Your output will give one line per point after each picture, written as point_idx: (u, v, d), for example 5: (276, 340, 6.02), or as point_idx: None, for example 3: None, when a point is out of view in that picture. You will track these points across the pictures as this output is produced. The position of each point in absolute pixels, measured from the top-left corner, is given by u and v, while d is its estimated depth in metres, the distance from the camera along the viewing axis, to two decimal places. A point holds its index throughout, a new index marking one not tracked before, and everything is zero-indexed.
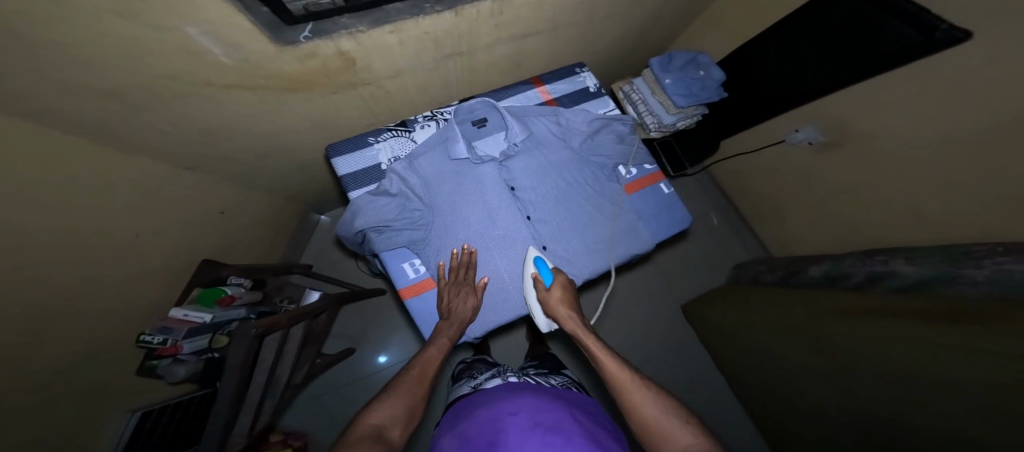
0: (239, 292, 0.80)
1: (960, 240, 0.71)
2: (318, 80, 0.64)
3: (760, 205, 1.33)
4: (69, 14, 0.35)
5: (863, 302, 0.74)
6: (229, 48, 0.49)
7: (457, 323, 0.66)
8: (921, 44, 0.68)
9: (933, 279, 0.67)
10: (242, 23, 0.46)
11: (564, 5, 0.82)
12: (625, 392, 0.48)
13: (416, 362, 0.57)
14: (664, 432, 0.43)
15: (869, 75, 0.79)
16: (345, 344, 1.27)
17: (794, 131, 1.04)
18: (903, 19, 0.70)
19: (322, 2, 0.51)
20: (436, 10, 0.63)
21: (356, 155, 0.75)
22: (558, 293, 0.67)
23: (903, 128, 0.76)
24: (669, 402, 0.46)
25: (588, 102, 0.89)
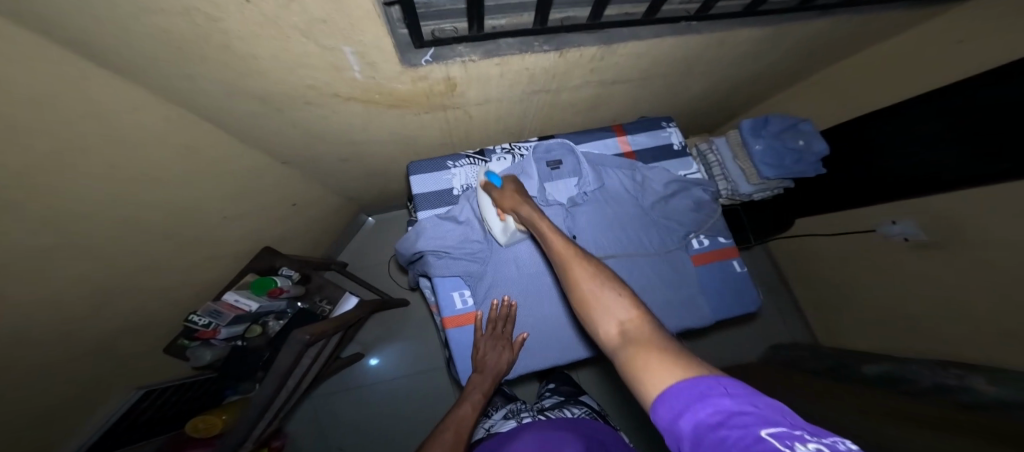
0: (287, 285, 0.81)
1: None
2: (417, 100, 0.65)
3: (822, 289, 1.25)
4: (258, 31, 0.36)
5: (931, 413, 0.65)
6: (366, 66, 0.49)
7: (490, 377, 0.65)
8: None
9: None
10: (387, 46, 0.46)
11: (662, 60, 0.79)
12: (566, 268, 0.46)
13: (452, 424, 0.59)
14: (601, 308, 0.40)
15: (1005, 179, 0.67)
16: (358, 349, 1.24)
17: (885, 222, 0.94)
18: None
19: (446, 29, 0.52)
20: (544, 49, 0.63)
21: (431, 176, 0.74)
22: (510, 191, 0.62)
23: None
24: (611, 280, 0.42)
25: (669, 161, 0.82)
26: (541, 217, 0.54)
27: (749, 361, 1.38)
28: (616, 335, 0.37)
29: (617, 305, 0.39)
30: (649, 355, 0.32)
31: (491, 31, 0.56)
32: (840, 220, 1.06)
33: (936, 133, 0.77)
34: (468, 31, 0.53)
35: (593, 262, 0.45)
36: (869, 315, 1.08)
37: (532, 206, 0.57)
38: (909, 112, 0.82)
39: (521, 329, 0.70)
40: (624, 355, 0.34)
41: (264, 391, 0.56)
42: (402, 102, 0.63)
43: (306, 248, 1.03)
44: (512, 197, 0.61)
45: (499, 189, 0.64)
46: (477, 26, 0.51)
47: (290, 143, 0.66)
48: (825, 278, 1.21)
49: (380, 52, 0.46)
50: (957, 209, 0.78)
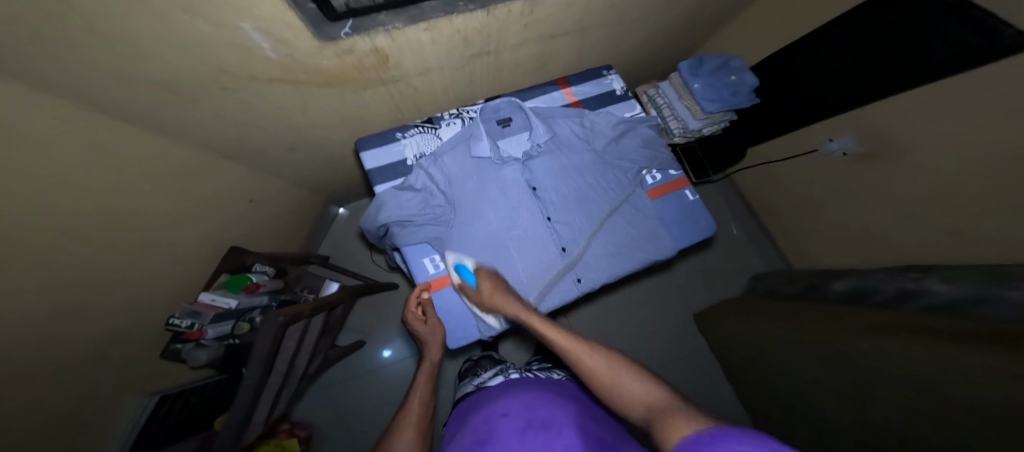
0: (263, 279, 0.85)
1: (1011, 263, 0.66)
2: (350, 75, 0.65)
3: (783, 217, 1.31)
4: (146, 12, 0.37)
5: (904, 320, 0.68)
6: (277, 43, 0.50)
7: (435, 346, 0.61)
8: (980, 49, 0.60)
9: (966, 299, 0.67)
10: (291, 19, 0.46)
11: (593, 7, 0.80)
12: (570, 357, 0.45)
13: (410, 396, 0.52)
14: (614, 385, 0.38)
15: (913, 85, 0.74)
16: (356, 336, 1.29)
17: (826, 140, 0.99)
18: (943, 35, 0.66)
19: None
20: (469, 9, 0.62)
21: (384, 149, 0.74)
22: (489, 286, 0.59)
23: (961, 146, 0.69)
24: (615, 357, 0.42)
25: (613, 105, 0.84)
26: (526, 310, 0.55)
27: (727, 294, 1.46)
28: (640, 414, 0.35)
29: (630, 379, 0.38)
30: (669, 416, 0.30)
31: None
32: (790, 143, 1.11)
33: (865, 50, 0.81)
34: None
35: (597, 346, 0.45)
36: (823, 232, 1.15)
37: (518, 300, 0.57)
38: (846, 28, 0.84)
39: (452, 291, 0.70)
40: (651, 426, 0.32)
41: (251, 374, 0.57)
42: (335, 78, 0.64)
43: (280, 242, 1.05)
44: (491, 294, 0.59)
45: (475, 289, 0.62)
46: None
47: (227, 130, 0.67)
48: (785, 205, 1.27)
49: (287, 27, 0.47)
50: (884, 116, 0.83)
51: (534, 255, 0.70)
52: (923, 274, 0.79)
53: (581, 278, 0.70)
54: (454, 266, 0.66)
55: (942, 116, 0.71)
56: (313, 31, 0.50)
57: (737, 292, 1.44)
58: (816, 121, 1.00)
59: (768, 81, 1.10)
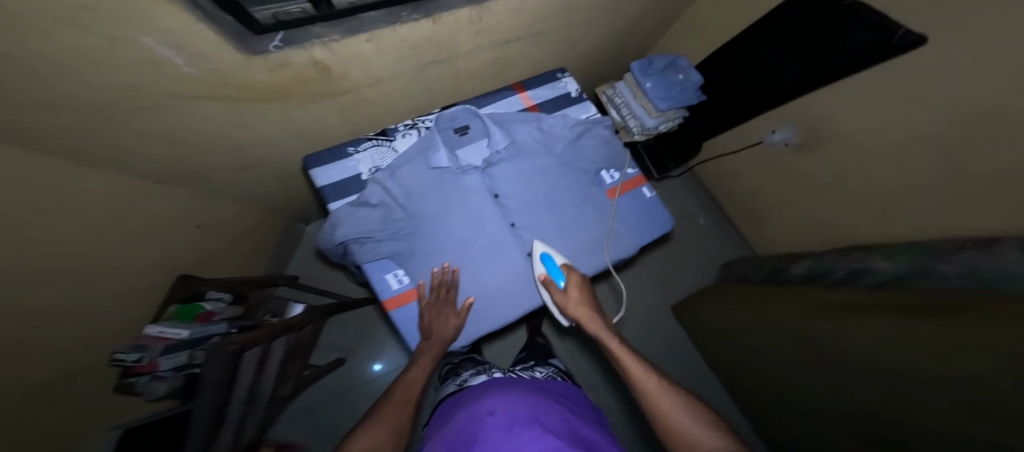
0: (218, 307, 0.82)
1: (947, 234, 0.73)
2: (293, 89, 0.63)
3: (744, 204, 1.38)
4: (48, 27, 0.33)
5: (876, 298, 0.72)
6: (191, 58, 0.47)
7: (439, 343, 0.62)
8: (889, 50, 0.70)
9: (908, 274, 0.73)
10: (204, 32, 0.44)
11: (543, 12, 0.81)
12: (648, 395, 0.48)
13: (402, 385, 0.56)
14: (688, 437, 0.42)
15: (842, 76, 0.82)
16: (335, 354, 1.24)
17: (770, 132, 1.09)
18: (866, 27, 0.72)
19: (291, 11, 0.50)
20: (413, 19, 0.62)
21: (335, 166, 0.71)
22: (575, 293, 0.64)
23: (906, 124, 0.73)
24: (696, 408, 0.45)
25: (569, 108, 0.85)
26: (612, 335, 0.58)
27: (701, 282, 1.51)
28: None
29: (706, 436, 0.41)
30: None
31: (345, 6, 0.55)
32: (743, 135, 1.20)
33: (801, 44, 0.88)
34: (314, 10, 0.52)
35: (679, 391, 0.48)
36: (780, 216, 1.21)
37: (604, 323, 0.61)
38: (783, 21, 0.90)
39: (466, 294, 0.68)
40: None
41: (207, 401, 0.53)
42: (275, 93, 0.62)
43: (240, 266, 1.00)
44: (577, 308, 0.63)
45: (560, 289, 0.64)
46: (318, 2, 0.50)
47: (158, 150, 0.63)
48: (744, 194, 1.34)
49: (203, 41, 0.45)
50: (828, 102, 0.89)
51: (501, 261, 0.71)
52: (866, 252, 0.86)
53: None
54: (538, 256, 0.67)
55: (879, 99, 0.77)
56: (234, 43, 0.48)
57: (710, 280, 1.50)
58: (765, 111, 1.07)
59: (717, 78, 1.16)
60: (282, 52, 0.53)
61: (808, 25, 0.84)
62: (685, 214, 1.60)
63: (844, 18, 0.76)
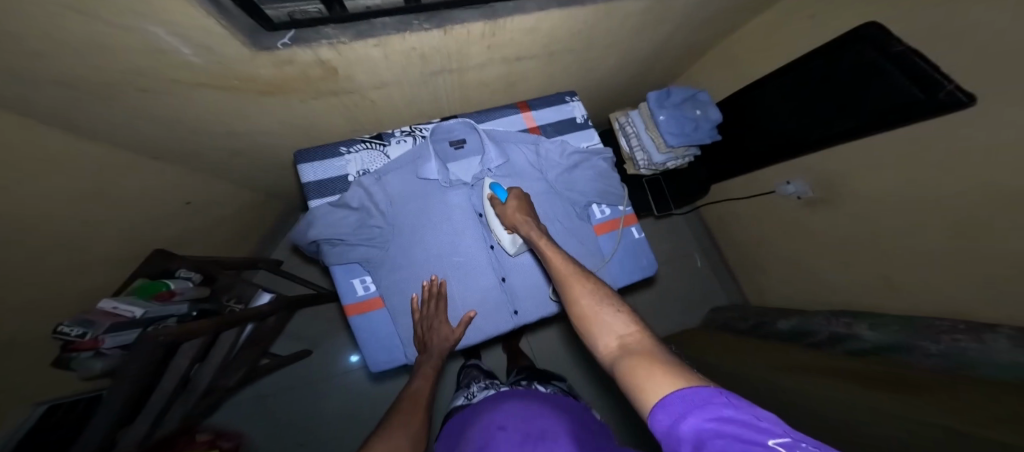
0: (182, 287, 0.85)
1: (949, 323, 0.70)
2: (295, 85, 0.62)
3: (743, 250, 1.35)
4: (33, 11, 0.33)
5: (871, 369, 0.73)
6: (200, 49, 0.47)
7: (436, 355, 0.70)
8: (924, 102, 0.64)
9: (889, 346, 0.77)
10: (212, 27, 0.43)
11: (560, 33, 0.79)
12: (567, 284, 0.47)
13: (408, 395, 0.60)
14: (597, 321, 0.41)
15: (869, 127, 0.76)
16: (300, 344, 1.42)
17: (783, 182, 1.06)
18: (910, 76, 0.65)
19: (306, 10, 0.49)
20: (424, 28, 0.59)
21: (323, 164, 0.74)
22: (512, 204, 0.65)
23: (919, 200, 0.71)
24: (608, 296, 0.44)
25: (572, 133, 0.85)
26: (540, 234, 0.58)
27: (687, 321, 1.51)
28: (615, 347, 0.37)
29: (613, 318, 0.40)
30: (649, 364, 0.32)
31: (360, 11, 0.53)
32: (751, 183, 1.18)
33: (839, 86, 0.80)
34: (326, 11, 0.50)
35: (593, 281, 0.46)
36: (780, 267, 1.19)
37: (535, 224, 0.61)
38: (819, 64, 0.84)
39: (467, 309, 0.75)
40: (622, 365, 0.35)
41: (117, 390, 0.59)
42: (277, 87, 0.61)
43: (215, 246, 1.10)
44: (514, 214, 0.64)
45: (501, 203, 0.67)
46: (329, 3, 0.48)
47: (156, 121, 0.63)
48: (744, 240, 1.32)
49: (207, 34, 0.44)
50: (848, 162, 0.85)
51: (468, 281, 0.76)
52: (852, 318, 0.89)
53: (518, 310, 0.77)
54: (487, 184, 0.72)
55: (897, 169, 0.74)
56: (242, 37, 0.47)
57: (697, 321, 1.50)
58: (779, 161, 1.04)
59: (735, 119, 1.14)
60: (289, 50, 0.51)
61: (851, 75, 0.77)
62: (680, 250, 1.58)
63: (900, 69, 0.67)
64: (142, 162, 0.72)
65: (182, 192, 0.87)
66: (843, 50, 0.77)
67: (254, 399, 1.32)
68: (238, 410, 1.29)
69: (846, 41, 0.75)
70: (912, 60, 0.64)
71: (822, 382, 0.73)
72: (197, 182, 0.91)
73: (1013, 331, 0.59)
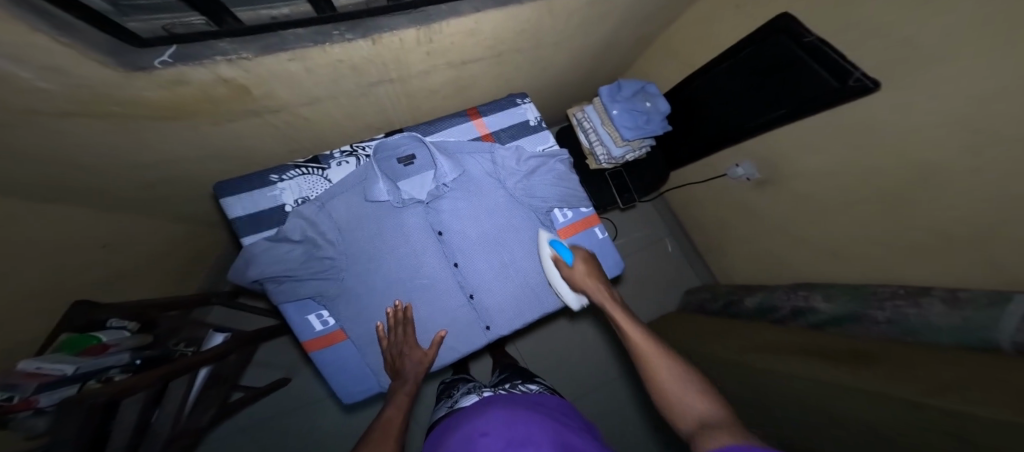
0: (117, 338, 0.75)
1: (891, 291, 0.75)
2: (198, 106, 0.55)
3: (706, 233, 1.40)
4: None
5: (834, 344, 0.77)
6: (52, 74, 0.39)
7: (411, 380, 0.65)
8: (837, 89, 0.70)
9: (844, 317, 0.82)
10: (56, 47, 0.35)
11: (503, 33, 0.76)
12: (642, 359, 0.50)
13: (385, 421, 0.55)
14: (675, 398, 0.43)
15: (797, 114, 0.81)
16: (276, 373, 1.34)
17: (732, 166, 1.09)
18: (820, 66, 0.71)
19: (192, 22, 0.43)
20: (347, 39, 0.54)
21: (251, 196, 0.67)
22: (580, 268, 0.67)
23: (860, 174, 0.74)
24: (683, 367, 0.47)
25: (526, 137, 0.83)
26: (611, 301, 0.62)
27: (664, 306, 1.55)
28: (694, 426, 0.40)
29: (693, 395, 0.42)
30: (723, 439, 0.34)
31: (262, 22, 0.47)
32: (705, 168, 1.21)
33: (767, 77, 0.84)
34: (216, 24, 0.43)
35: (673, 355, 0.49)
36: (739, 247, 1.24)
37: (607, 291, 0.64)
38: (745, 54, 0.86)
39: (440, 327, 0.73)
40: (699, 439, 0.37)
41: None
42: (174, 111, 0.54)
43: (144, 289, 0.98)
44: (583, 278, 0.66)
45: (569, 265, 0.69)
46: (219, 19, 0.42)
47: (32, 160, 0.53)
48: (706, 222, 1.36)
49: (50, 53, 0.36)
50: (786, 145, 0.89)
51: (436, 303, 0.73)
52: (808, 291, 0.94)
53: (489, 325, 0.75)
54: (547, 241, 0.73)
55: (834, 147, 0.77)
56: (104, 57, 0.40)
57: (674, 305, 1.55)
58: (726, 148, 1.08)
59: (681, 110, 1.16)
60: (172, 69, 0.45)
61: (776, 63, 0.80)
62: (651, 237, 1.62)
63: (811, 58, 0.72)
64: (38, 209, 0.63)
65: (93, 234, 0.77)
66: (767, 40, 0.79)
67: (236, 433, 1.24)
68: (220, 445, 1.21)
69: (773, 31, 0.77)
70: (821, 49, 0.69)
71: (798, 362, 0.74)
72: (113, 218, 0.80)
73: (945, 294, 0.65)
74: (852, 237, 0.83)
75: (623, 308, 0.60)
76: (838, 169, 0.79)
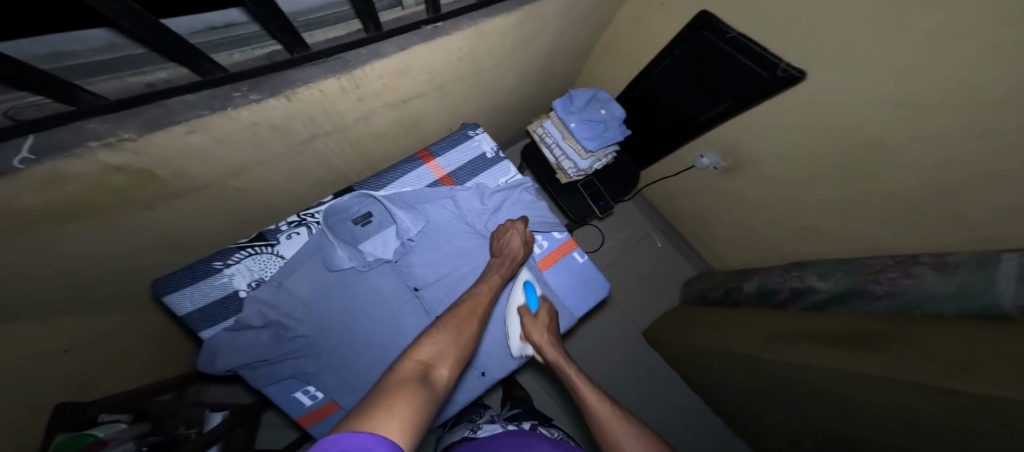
0: (114, 431, 0.74)
1: (887, 261, 0.72)
2: (98, 200, 0.48)
3: (688, 224, 1.38)
4: None
5: (831, 328, 0.74)
6: None
7: (507, 264, 0.70)
8: (768, 79, 0.73)
9: (842, 294, 0.78)
10: None
11: (436, 67, 0.74)
12: (604, 425, 0.52)
13: (465, 301, 0.58)
14: None
15: (737, 106, 0.83)
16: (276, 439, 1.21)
17: (698, 156, 1.06)
18: (748, 59, 0.73)
19: (46, 102, 0.38)
20: (250, 99, 0.50)
21: (196, 289, 0.64)
22: (544, 318, 0.71)
23: (828, 148, 0.72)
24: (643, 434, 0.51)
25: (486, 172, 0.83)
26: (568, 363, 0.65)
27: (666, 302, 1.51)
28: None
29: None
30: None
31: (132, 92, 0.42)
32: (673, 162, 1.18)
33: (698, 74, 0.86)
34: (74, 105, 0.37)
35: (634, 423, 0.52)
36: (725, 233, 1.21)
37: (564, 353, 0.68)
38: (678, 55, 0.87)
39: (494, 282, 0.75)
40: None
41: None
42: (71, 209, 0.47)
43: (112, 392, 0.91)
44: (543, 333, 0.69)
45: (533, 314, 0.72)
46: (73, 97, 0.35)
47: None
48: (686, 213, 1.33)
49: None
50: (745, 129, 0.87)
51: None
52: (802, 271, 0.91)
53: (484, 371, 0.76)
54: (521, 285, 0.75)
55: (795, 126, 0.75)
56: None
57: (674, 299, 1.50)
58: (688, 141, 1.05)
59: (631, 117, 1.16)
60: (39, 167, 0.37)
61: (701, 60, 0.83)
62: (637, 235, 1.58)
63: (737, 52, 0.74)
64: None
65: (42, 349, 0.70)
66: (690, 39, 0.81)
67: None
68: None
69: (696, 29, 0.79)
70: (743, 43, 0.72)
71: (811, 350, 0.70)
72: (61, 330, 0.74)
73: (934, 261, 0.63)
74: (831, 212, 0.81)
75: (581, 373, 0.64)
76: (803, 148, 0.77)
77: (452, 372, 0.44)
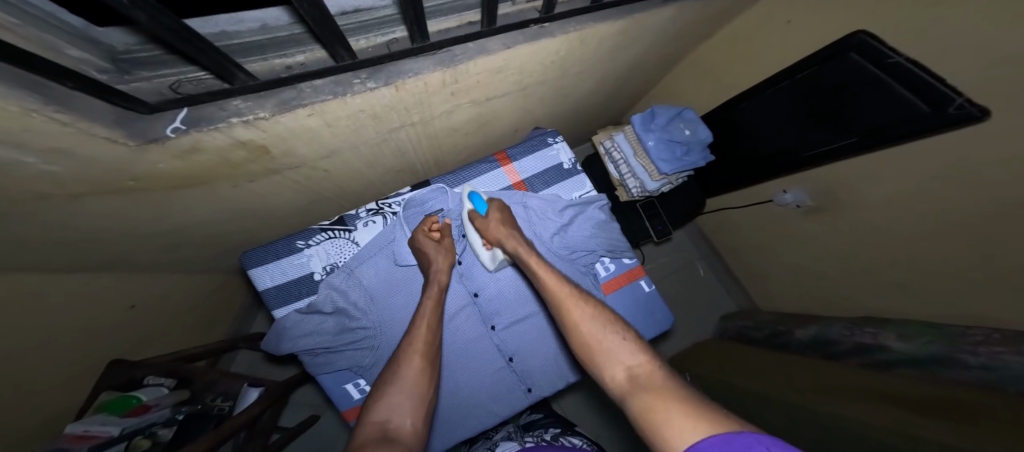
0: (157, 395, 0.75)
1: (987, 333, 0.66)
2: (216, 172, 0.49)
3: (743, 257, 1.31)
4: None
5: (901, 389, 0.69)
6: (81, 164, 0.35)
7: (435, 284, 0.65)
8: (929, 116, 0.61)
9: (922, 358, 0.73)
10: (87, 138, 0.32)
11: (530, 68, 0.71)
12: (562, 306, 0.53)
13: (405, 341, 0.58)
14: (607, 352, 0.46)
15: (859, 145, 0.76)
16: (305, 411, 1.26)
17: (779, 191, 1.03)
18: (911, 89, 0.62)
19: (204, 78, 0.37)
20: (368, 87, 0.49)
21: (279, 266, 0.68)
22: (496, 216, 0.67)
23: (943, 204, 0.66)
24: (607, 321, 0.50)
25: (560, 184, 0.81)
26: (527, 251, 0.62)
27: (703, 332, 1.46)
28: (624, 377, 0.43)
29: (624, 352, 0.45)
30: (665, 402, 0.37)
31: (272, 72, 0.41)
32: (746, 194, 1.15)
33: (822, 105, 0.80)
34: (227, 83, 0.37)
35: (587, 301, 0.53)
36: (786, 273, 1.15)
37: (522, 240, 0.64)
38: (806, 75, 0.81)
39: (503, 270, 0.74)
40: (634, 395, 0.41)
41: None
42: (195, 177, 0.48)
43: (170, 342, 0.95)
44: (498, 227, 0.66)
45: (484, 216, 0.68)
46: (230, 76, 0.35)
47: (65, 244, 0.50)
48: (743, 245, 1.27)
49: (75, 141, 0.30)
50: (852, 170, 0.81)
51: (473, 367, 0.73)
52: (876, 330, 0.86)
53: (531, 387, 0.75)
54: (469, 195, 0.71)
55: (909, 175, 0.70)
56: (112, 133, 0.33)
57: (711, 331, 1.45)
58: (772, 175, 1.02)
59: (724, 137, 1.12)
60: (186, 137, 0.38)
61: (839, 86, 0.75)
62: (681, 260, 1.53)
63: (892, 79, 0.64)
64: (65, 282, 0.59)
65: (124, 297, 0.74)
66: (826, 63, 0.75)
67: None
68: None
69: (841, 50, 0.71)
70: (909, 72, 0.61)
71: (866, 407, 0.65)
72: (141, 282, 0.77)
73: None
74: (927, 274, 0.75)
75: (535, 252, 0.62)
76: (912, 200, 0.71)
77: (417, 421, 0.51)
